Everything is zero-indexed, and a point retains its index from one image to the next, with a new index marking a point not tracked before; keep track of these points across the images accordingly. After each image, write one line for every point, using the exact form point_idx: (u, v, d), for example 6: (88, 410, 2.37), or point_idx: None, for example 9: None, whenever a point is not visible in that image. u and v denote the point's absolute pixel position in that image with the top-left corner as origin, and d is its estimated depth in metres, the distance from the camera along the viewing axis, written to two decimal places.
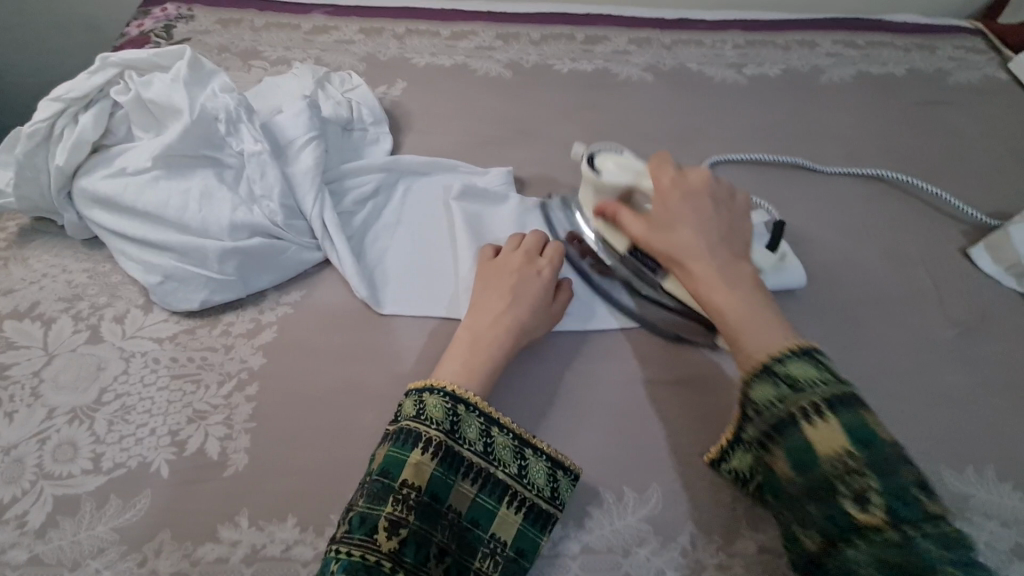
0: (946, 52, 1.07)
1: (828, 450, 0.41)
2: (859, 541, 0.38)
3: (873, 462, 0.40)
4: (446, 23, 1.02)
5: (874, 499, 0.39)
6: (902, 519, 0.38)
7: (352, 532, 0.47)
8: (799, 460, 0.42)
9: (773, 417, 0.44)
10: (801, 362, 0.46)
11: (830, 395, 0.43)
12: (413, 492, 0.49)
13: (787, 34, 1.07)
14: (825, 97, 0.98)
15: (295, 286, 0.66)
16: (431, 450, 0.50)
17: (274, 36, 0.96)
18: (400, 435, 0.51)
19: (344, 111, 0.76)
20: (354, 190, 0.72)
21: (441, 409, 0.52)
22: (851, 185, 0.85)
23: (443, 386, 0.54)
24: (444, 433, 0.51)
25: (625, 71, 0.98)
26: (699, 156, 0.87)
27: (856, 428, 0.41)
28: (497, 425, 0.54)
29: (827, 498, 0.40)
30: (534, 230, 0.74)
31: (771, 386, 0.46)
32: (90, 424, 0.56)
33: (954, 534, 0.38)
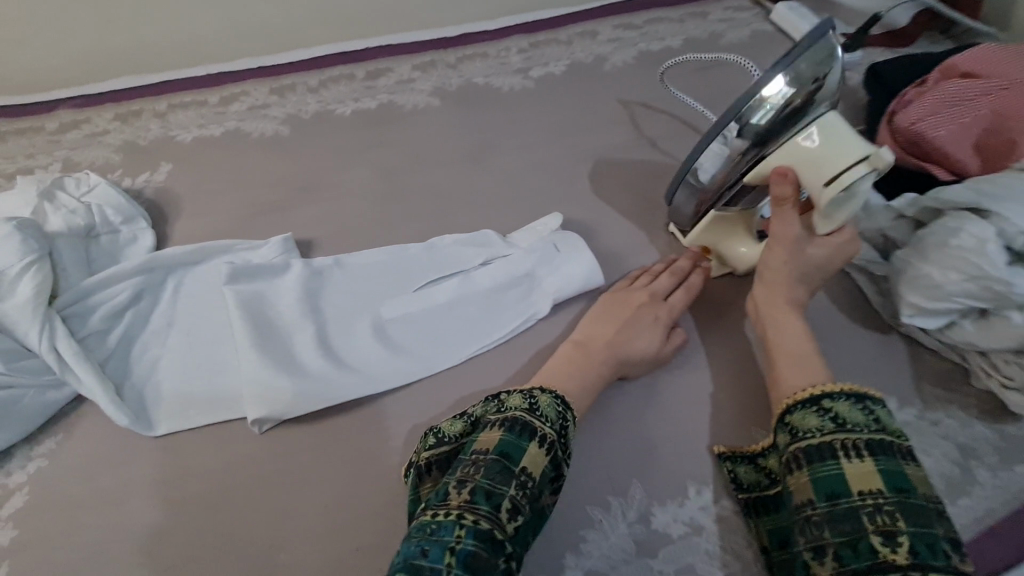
0: (717, 16, 1.12)
1: (860, 486, 0.46)
2: (874, 571, 0.43)
3: (904, 509, 0.45)
4: (214, 89, 0.95)
5: (902, 540, 0.43)
6: (924, 562, 0.42)
7: (478, 503, 0.46)
8: (829, 487, 0.47)
9: (810, 445, 0.50)
10: (851, 404, 0.51)
11: (871, 442, 0.48)
12: (529, 480, 0.48)
13: (568, 29, 1.09)
14: (611, 83, 0.99)
15: (47, 433, 0.58)
16: (545, 445, 0.51)
17: (13, 146, 0.86)
18: (510, 422, 0.51)
19: (79, 218, 0.68)
20: (104, 304, 0.64)
21: (554, 411, 0.54)
22: (644, 163, 0.86)
23: (552, 390, 0.56)
24: (555, 433, 0.52)
25: (411, 99, 0.95)
26: (495, 170, 0.85)
27: (891, 475, 0.46)
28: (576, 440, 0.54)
29: (843, 524, 0.46)
30: (326, 296, 0.69)
31: (815, 418, 0.51)
32: None
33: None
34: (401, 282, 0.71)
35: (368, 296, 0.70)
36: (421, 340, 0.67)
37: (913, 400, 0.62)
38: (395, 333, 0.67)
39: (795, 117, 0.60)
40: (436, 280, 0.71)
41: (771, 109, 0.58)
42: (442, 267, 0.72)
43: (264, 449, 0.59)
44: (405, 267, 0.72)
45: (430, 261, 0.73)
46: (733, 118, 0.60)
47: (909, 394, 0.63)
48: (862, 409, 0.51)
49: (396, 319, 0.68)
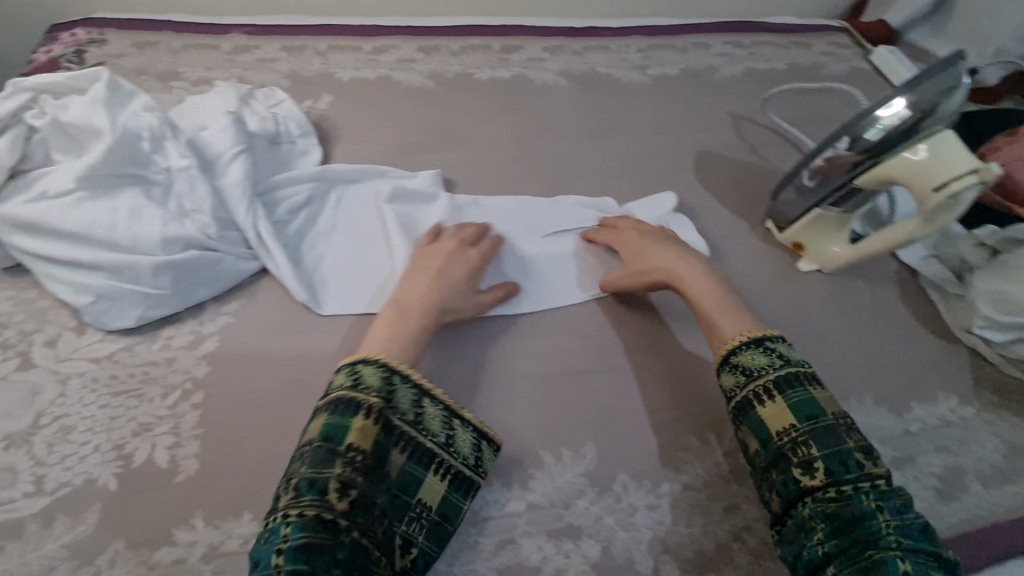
0: (820, 48, 1.21)
1: (778, 426, 0.56)
2: (805, 495, 0.52)
3: (815, 435, 0.54)
4: (367, 39, 1.06)
5: (819, 465, 0.52)
6: (838, 477, 0.52)
7: (302, 493, 0.48)
8: (760, 435, 0.56)
9: (735, 401, 0.59)
10: (753, 351, 0.61)
11: (779, 381, 0.58)
12: (359, 455, 0.50)
13: (684, 38, 1.18)
14: (721, 90, 1.08)
15: (235, 296, 0.68)
16: (372, 416, 0.52)
17: (193, 57, 0.97)
18: (369, 406, 0.52)
19: (270, 125, 0.78)
20: (287, 200, 0.74)
21: (378, 377, 0.55)
22: (748, 165, 0.95)
23: (379, 358, 0.57)
24: (382, 400, 0.54)
25: (540, 76, 1.05)
26: (614, 149, 0.94)
27: (799, 406, 0.56)
28: (427, 397, 0.57)
29: (780, 465, 0.54)
30: (466, 227, 0.78)
31: (730, 376, 0.60)
32: (29, 448, 0.55)
33: (885, 488, 0.51)
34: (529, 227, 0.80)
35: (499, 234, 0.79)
36: (545, 277, 0.75)
37: (974, 401, 0.71)
38: (528, 268, 0.76)
39: (907, 137, 0.66)
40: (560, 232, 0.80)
41: (881, 126, 0.66)
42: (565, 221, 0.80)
43: None
44: (536, 215, 0.81)
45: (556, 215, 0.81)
46: (847, 133, 0.69)
47: (971, 396, 0.71)
48: (763, 353, 0.60)
49: (528, 256, 0.77)
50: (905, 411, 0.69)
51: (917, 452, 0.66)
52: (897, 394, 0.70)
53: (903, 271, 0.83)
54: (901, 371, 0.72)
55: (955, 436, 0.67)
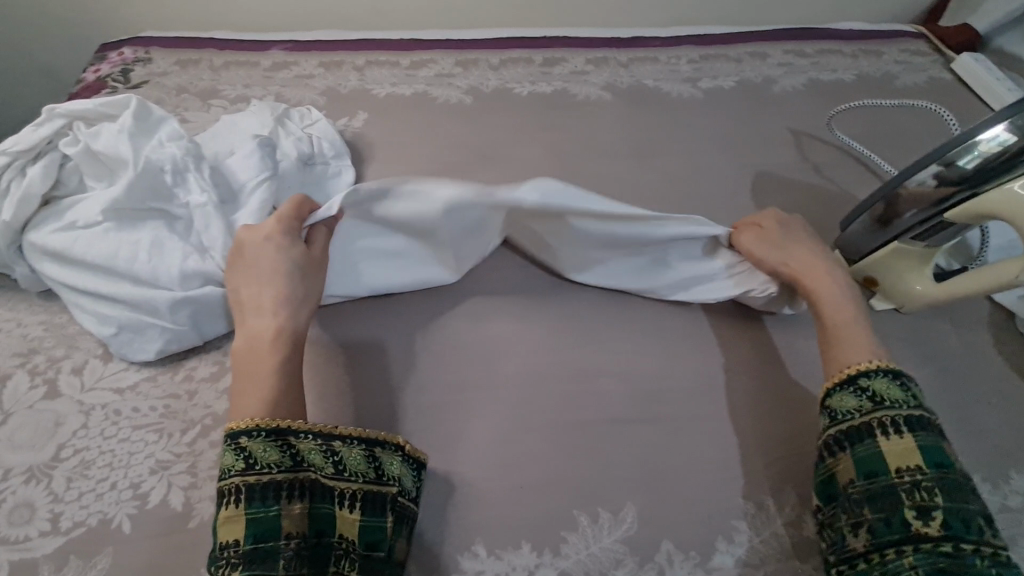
0: (893, 57, 1.10)
1: (897, 463, 0.51)
2: (908, 542, 0.47)
3: (941, 484, 0.49)
4: (405, 53, 1.03)
5: (936, 515, 0.48)
6: (955, 534, 0.47)
7: None
8: (869, 467, 0.51)
9: (851, 427, 0.53)
10: (888, 382, 0.55)
11: (911, 418, 0.52)
12: (235, 547, 0.46)
13: (739, 47, 1.10)
14: (781, 104, 1.00)
15: None
16: (234, 499, 0.47)
17: (233, 74, 0.96)
18: (227, 494, 0.47)
19: (303, 147, 0.75)
20: None
21: (228, 453, 0.49)
22: (812, 188, 0.86)
23: (248, 424, 0.49)
24: (241, 473, 0.48)
25: (584, 90, 0.99)
26: (661, 170, 0.88)
27: (929, 450, 0.51)
28: (294, 435, 0.50)
29: (884, 503, 0.49)
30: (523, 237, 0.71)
31: (852, 398, 0.55)
32: (48, 483, 0.54)
33: (1005, 559, 0.46)
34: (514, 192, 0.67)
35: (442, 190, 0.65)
36: (584, 309, 0.69)
37: None
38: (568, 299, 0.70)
39: (1010, 167, 0.57)
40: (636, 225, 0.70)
41: (980, 153, 0.59)
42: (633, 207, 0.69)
43: (442, 376, 0.63)
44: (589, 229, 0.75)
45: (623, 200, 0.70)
46: (934, 160, 0.62)
47: None
48: (898, 386, 0.54)
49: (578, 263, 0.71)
50: (1002, 482, 0.59)
51: (1017, 532, 0.57)
52: (990, 461, 0.61)
53: (997, 313, 0.72)
54: (996, 432, 0.63)
55: None
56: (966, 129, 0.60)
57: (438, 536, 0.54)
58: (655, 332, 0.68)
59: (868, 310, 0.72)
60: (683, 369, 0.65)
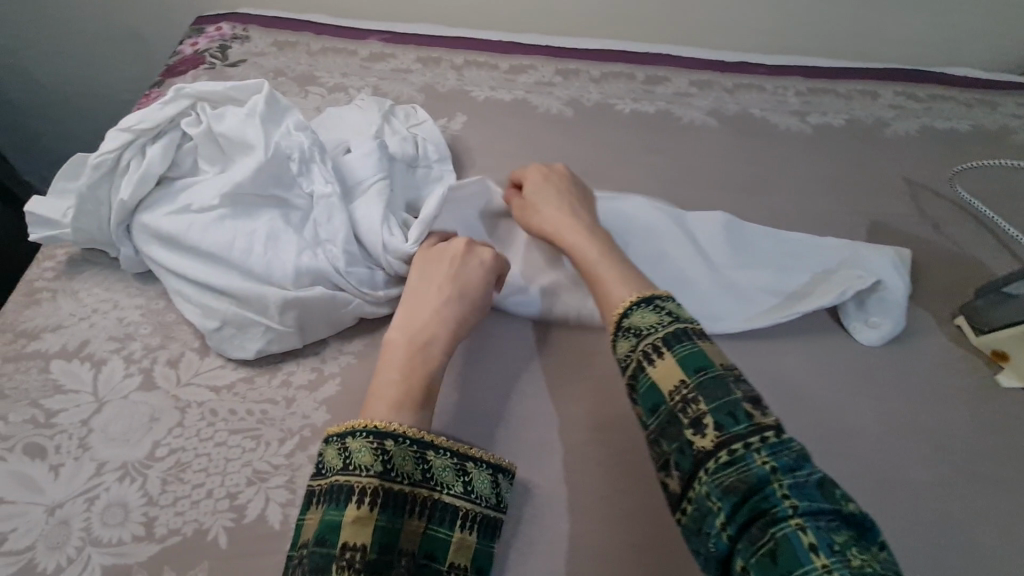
0: (1009, 110, 1.05)
1: (667, 386, 0.45)
2: (699, 468, 0.41)
3: (701, 388, 0.44)
4: (504, 56, 1.00)
5: (708, 422, 0.42)
6: (726, 433, 0.41)
7: None
8: (651, 401, 0.46)
9: (626, 370, 0.48)
10: (642, 310, 0.50)
11: (667, 336, 0.47)
12: (359, 552, 0.41)
13: (847, 83, 1.05)
14: (893, 149, 0.95)
15: (361, 335, 0.63)
16: (367, 500, 0.43)
17: (330, 61, 0.93)
18: (358, 493, 0.43)
19: (410, 147, 0.73)
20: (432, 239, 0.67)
21: (366, 453, 0.44)
22: (931, 244, 0.81)
23: (367, 424, 0.46)
24: (376, 476, 0.44)
25: (688, 114, 0.95)
26: (768, 208, 0.84)
27: (689, 358, 0.46)
28: (432, 448, 0.47)
29: (668, 432, 0.44)
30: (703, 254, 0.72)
31: (622, 342, 0.50)
32: (143, 482, 0.51)
33: (775, 439, 0.41)
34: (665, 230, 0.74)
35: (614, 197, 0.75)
36: None
37: None
38: None
39: None
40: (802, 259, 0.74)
41: None
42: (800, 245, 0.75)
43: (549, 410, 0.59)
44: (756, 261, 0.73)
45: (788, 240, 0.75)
46: None
47: None
48: (650, 311, 0.50)
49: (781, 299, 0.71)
50: None
51: None
52: None
53: None
54: None
55: None
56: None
57: None
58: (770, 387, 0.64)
59: (993, 387, 0.68)
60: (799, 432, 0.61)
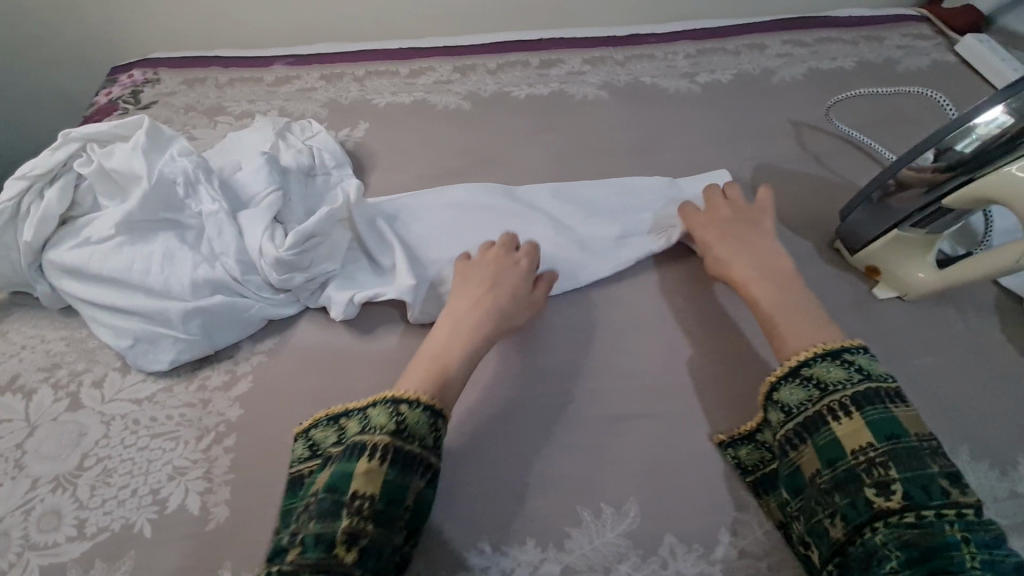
0: (895, 41, 1.09)
1: (852, 445, 0.50)
2: (876, 520, 0.46)
3: (893, 455, 0.48)
4: (404, 62, 1.05)
5: (896, 488, 0.47)
6: (918, 502, 0.46)
7: (308, 550, 0.46)
8: (829, 454, 0.51)
9: (805, 418, 0.53)
10: (828, 364, 0.55)
11: (856, 396, 0.52)
12: (366, 502, 0.48)
13: (736, 39, 1.10)
14: (779, 95, 0.99)
15: (269, 335, 0.68)
16: (378, 455, 0.50)
17: (238, 91, 0.99)
18: (371, 448, 0.50)
19: (305, 158, 0.77)
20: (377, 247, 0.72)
21: (384, 416, 0.53)
22: (812, 178, 0.86)
23: (387, 393, 0.55)
24: (390, 435, 0.51)
25: (581, 91, 1.00)
26: (658, 167, 0.89)
27: (878, 424, 0.50)
28: (406, 403, 0.53)
29: (847, 487, 0.49)
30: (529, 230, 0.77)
31: (801, 390, 0.55)
32: (74, 490, 0.57)
33: (973, 517, 0.45)
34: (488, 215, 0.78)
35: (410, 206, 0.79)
36: (585, 311, 0.71)
37: None
38: (564, 304, 0.71)
39: (1009, 150, 0.56)
40: (661, 205, 0.80)
41: (977, 138, 0.58)
42: (661, 192, 0.81)
43: None
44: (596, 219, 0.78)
45: (647, 188, 0.81)
46: (932, 145, 0.62)
47: None
48: (838, 366, 0.54)
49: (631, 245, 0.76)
50: (1011, 468, 0.58)
51: None
52: (999, 447, 0.60)
53: (1004, 298, 0.71)
54: (1004, 420, 0.62)
55: None
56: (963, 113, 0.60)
57: (442, 536, 0.55)
58: (655, 329, 0.69)
59: (870, 300, 0.72)
60: (680, 366, 0.66)
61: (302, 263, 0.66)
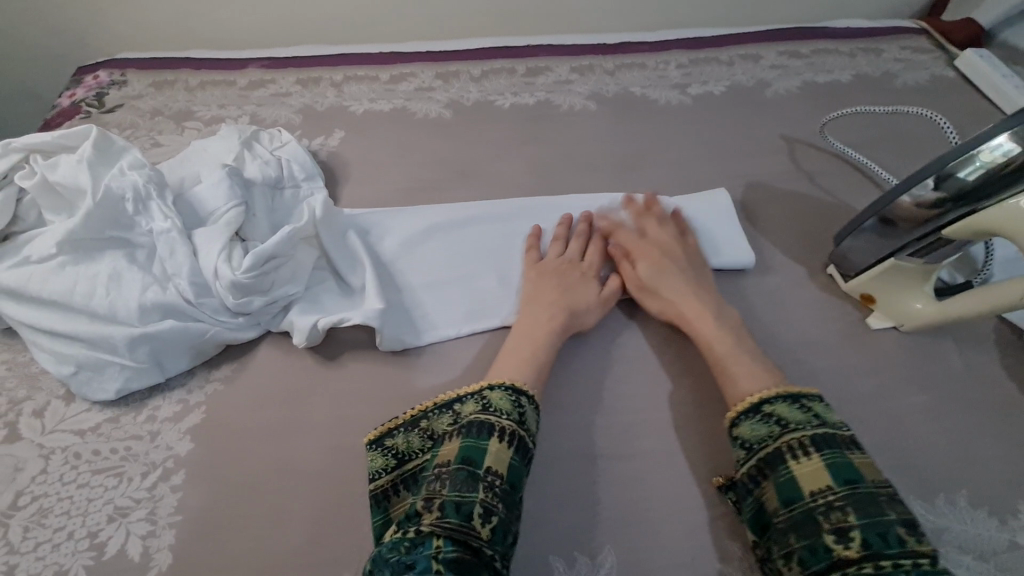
0: (893, 54, 1.06)
1: (810, 486, 0.48)
2: (834, 569, 0.44)
3: (853, 499, 0.46)
4: (385, 67, 1.00)
5: None
6: (876, 550, 0.43)
7: (447, 515, 0.46)
8: (874, 524, 0.45)
9: (860, 481, 0.47)
10: (788, 404, 0.53)
11: (815, 438, 0.50)
12: (497, 479, 0.49)
13: (730, 49, 1.06)
14: (772, 108, 0.96)
15: (227, 361, 0.63)
16: (507, 439, 0.51)
17: (208, 95, 0.95)
18: (501, 431, 0.51)
19: (271, 170, 0.73)
20: (347, 269, 0.68)
21: (508, 403, 0.53)
22: (806, 198, 0.83)
23: (505, 381, 0.55)
24: (515, 422, 0.52)
25: (568, 101, 0.96)
26: (646, 182, 0.85)
27: (838, 467, 0.48)
28: (526, 397, 0.54)
29: (805, 529, 0.46)
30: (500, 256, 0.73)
31: (859, 459, 0.50)
32: (4, 533, 0.52)
33: (930, 567, 0.42)
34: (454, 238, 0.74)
35: (371, 223, 0.74)
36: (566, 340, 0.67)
37: None
38: None
39: (1015, 180, 0.53)
40: None
41: (980, 165, 0.55)
42: None
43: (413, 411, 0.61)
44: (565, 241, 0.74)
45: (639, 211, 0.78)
46: (932, 172, 0.58)
47: None
48: (802, 410, 0.53)
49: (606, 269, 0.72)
50: (1011, 517, 0.55)
51: None
52: (997, 493, 0.56)
53: (1002, 330, 0.68)
54: (1002, 464, 0.58)
55: None
56: (967, 139, 0.56)
57: None
58: (637, 359, 0.65)
59: (864, 330, 0.69)
60: (662, 400, 0.62)
61: (261, 285, 0.61)
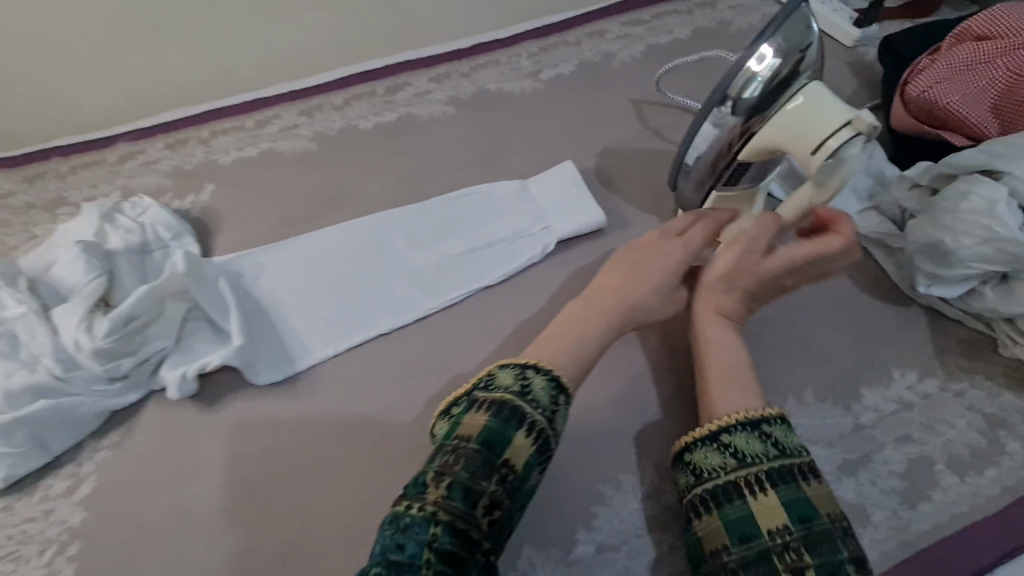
0: (726, 3, 1.12)
1: (768, 523, 0.47)
2: None
3: (807, 539, 0.46)
4: (249, 115, 1.03)
5: None
6: None
7: (455, 498, 0.45)
8: (828, 564, 0.45)
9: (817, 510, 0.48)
10: (748, 435, 0.52)
11: (773, 472, 0.50)
12: (510, 473, 0.48)
13: (577, 29, 1.11)
14: (620, 77, 1.01)
15: (115, 427, 0.65)
16: (532, 433, 0.50)
17: (80, 177, 0.96)
18: (531, 423, 0.50)
19: (134, 236, 0.74)
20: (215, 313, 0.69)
21: (547, 394, 0.52)
22: (653, 154, 0.88)
23: (546, 366, 0.54)
24: (544, 419, 0.51)
25: (427, 110, 1.00)
26: (507, 171, 0.89)
27: (793, 504, 0.48)
28: (563, 392, 0.53)
29: (756, 565, 0.46)
30: (370, 270, 0.76)
31: (810, 483, 0.50)
32: None
33: None
34: (325, 263, 0.77)
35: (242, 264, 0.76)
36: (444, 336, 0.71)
37: (926, 377, 0.63)
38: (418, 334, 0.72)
39: (782, 90, 0.58)
40: (510, 214, 0.80)
41: (761, 81, 0.57)
42: (509, 199, 0.81)
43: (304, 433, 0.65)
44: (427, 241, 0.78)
45: (497, 196, 0.81)
46: (724, 97, 0.58)
47: (924, 370, 0.63)
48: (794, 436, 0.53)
49: (468, 258, 0.76)
50: (852, 404, 0.61)
51: (871, 450, 0.58)
52: (840, 385, 0.62)
53: None
54: (846, 357, 0.64)
55: (916, 423, 0.60)
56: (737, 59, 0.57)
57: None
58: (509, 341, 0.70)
59: None
60: None
61: (127, 347, 0.64)
